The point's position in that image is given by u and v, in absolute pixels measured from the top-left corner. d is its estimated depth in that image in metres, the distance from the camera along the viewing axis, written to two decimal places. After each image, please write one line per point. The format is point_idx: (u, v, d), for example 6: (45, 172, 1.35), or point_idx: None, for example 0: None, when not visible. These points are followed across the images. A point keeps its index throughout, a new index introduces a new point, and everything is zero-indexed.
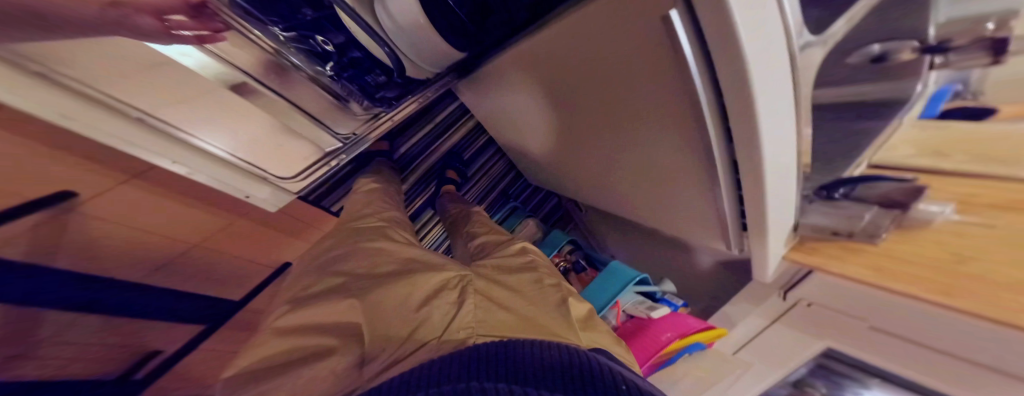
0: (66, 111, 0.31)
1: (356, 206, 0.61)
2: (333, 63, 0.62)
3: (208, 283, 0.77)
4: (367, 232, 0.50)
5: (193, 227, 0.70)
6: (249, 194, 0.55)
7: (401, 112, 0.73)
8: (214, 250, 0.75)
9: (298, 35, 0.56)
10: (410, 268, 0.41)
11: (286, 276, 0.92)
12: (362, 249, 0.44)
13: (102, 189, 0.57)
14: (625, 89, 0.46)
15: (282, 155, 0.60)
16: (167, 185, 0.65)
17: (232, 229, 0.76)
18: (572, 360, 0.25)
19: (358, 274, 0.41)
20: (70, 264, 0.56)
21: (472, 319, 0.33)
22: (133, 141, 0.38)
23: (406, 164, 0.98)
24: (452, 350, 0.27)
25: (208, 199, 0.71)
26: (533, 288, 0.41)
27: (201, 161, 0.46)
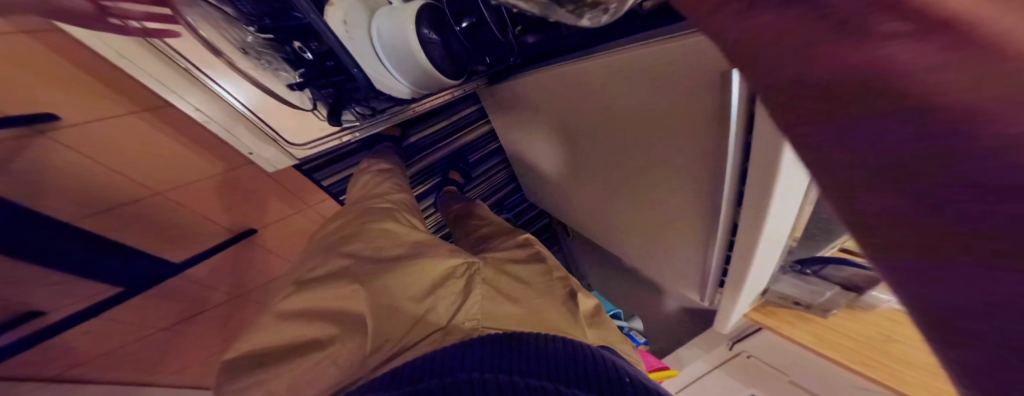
0: (122, 51, 0.39)
1: (359, 185, 0.58)
2: (305, 71, 0.49)
3: (161, 243, 0.66)
4: (372, 211, 0.46)
5: (165, 175, 0.62)
6: (254, 151, 0.55)
7: (427, 102, 0.70)
8: (178, 206, 0.66)
9: (275, 39, 0.45)
10: (415, 251, 0.37)
11: (248, 248, 0.83)
12: (369, 230, 0.41)
13: (99, 116, 0.51)
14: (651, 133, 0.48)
15: (299, 122, 0.57)
16: (171, 125, 0.59)
17: (207, 185, 0.68)
18: (579, 357, 0.24)
19: (362, 253, 0.38)
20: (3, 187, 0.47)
21: (478, 310, 0.31)
22: (167, 83, 0.43)
23: (412, 154, 0.96)
24: (459, 344, 0.25)
25: (202, 148, 0.64)
26: (541, 280, 0.36)
27: (221, 113, 0.49)
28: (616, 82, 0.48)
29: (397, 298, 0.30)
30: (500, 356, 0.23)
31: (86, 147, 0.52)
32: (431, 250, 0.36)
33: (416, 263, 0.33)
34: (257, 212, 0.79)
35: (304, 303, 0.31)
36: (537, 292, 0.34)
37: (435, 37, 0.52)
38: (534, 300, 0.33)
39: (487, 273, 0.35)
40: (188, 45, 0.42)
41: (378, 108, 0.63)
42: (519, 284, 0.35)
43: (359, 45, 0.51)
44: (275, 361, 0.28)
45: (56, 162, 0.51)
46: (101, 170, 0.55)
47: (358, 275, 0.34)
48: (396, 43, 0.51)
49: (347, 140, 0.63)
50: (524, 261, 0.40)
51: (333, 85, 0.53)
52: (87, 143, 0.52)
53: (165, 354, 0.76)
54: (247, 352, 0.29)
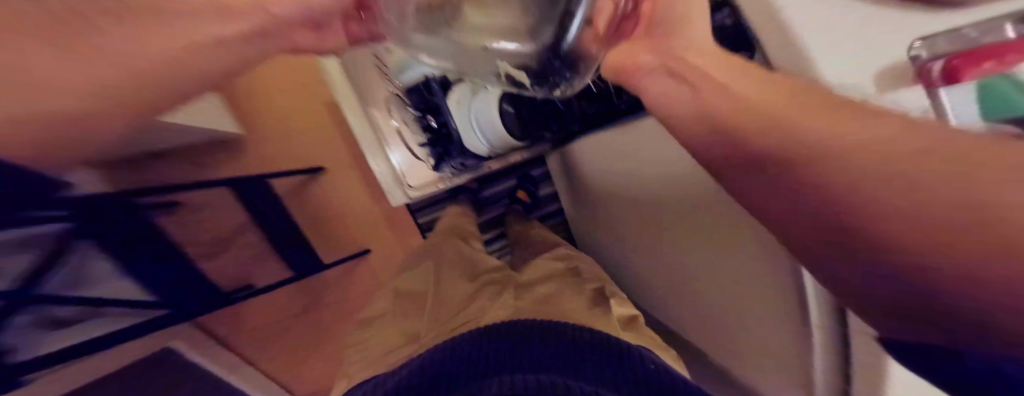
0: (349, 105, 0.74)
1: (447, 218, 0.77)
2: (430, 134, 0.77)
3: (325, 247, 1.05)
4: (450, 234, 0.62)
5: (345, 203, 1.03)
6: (390, 193, 0.81)
7: (503, 161, 0.87)
8: (341, 224, 1.04)
9: (421, 115, 0.75)
10: (467, 262, 0.50)
11: (359, 267, 1.08)
12: (441, 248, 0.56)
13: (339, 167, 0.99)
14: (675, 193, 0.49)
15: (418, 170, 0.79)
16: (362, 174, 1.01)
17: (359, 213, 1.04)
18: (616, 357, 0.25)
19: (440, 258, 0.53)
20: (292, 200, 1.01)
21: (506, 307, 0.37)
22: (358, 126, 0.76)
23: (482, 205, 1.08)
24: (483, 339, 0.30)
25: (370, 189, 1.02)
26: (567, 290, 0.40)
27: (379, 159, 0.78)
28: (632, 148, 0.57)
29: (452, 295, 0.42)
30: (523, 339, 0.28)
31: (329, 184, 1.01)
32: (477, 267, 0.48)
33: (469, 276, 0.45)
34: (369, 235, 1.05)
35: (404, 291, 0.49)
36: (567, 296, 0.38)
37: (509, 108, 0.64)
38: (557, 304, 0.36)
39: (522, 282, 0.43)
40: (379, 114, 0.75)
41: (468, 164, 0.82)
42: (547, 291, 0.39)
43: (463, 118, 0.72)
44: (380, 325, 0.45)
45: (317, 191, 1.01)
46: (326, 197, 1.02)
47: (433, 275, 0.48)
48: (486, 118, 0.67)
49: (443, 186, 0.82)
50: (563, 276, 0.44)
51: (441, 144, 0.78)
52: (331, 181, 1.01)
53: (291, 332, 1.09)
54: (374, 314, 0.49)
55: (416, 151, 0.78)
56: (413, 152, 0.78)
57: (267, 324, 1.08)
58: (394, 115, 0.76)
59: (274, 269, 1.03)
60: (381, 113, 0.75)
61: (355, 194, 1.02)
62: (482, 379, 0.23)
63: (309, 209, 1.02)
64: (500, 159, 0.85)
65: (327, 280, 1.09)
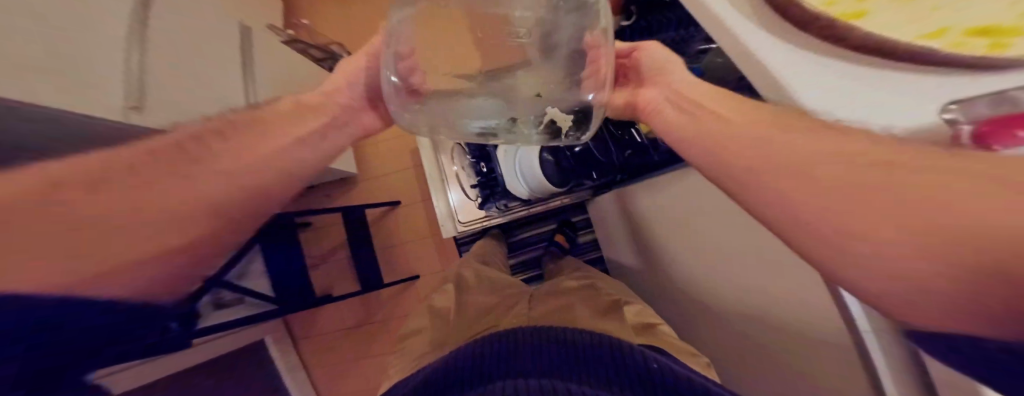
0: (426, 156, 1.00)
1: (480, 247, 0.85)
2: (481, 177, 0.88)
3: (388, 268, 1.24)
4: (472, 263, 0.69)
5: (410, 232, 1.25)
6: (444, 225, 0.97)
7: (544, 205, 0.93)
8: (404, 249, 1.24)
9: (475, 161, 0.88)
10: (492, 283, 0.58)
11: (409, 290, 1.23)
12: (468, 272, 0.64)
13: (413, 202, 1.26)
14: (726, 243, 0.45)
15: (467, 208, 0.94)
16: (427, 210, 1.25)
17: (419, 241, 1.25)
18: (621, 362, 0.30)
19: (468, 279, 0.60)
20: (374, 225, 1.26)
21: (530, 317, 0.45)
22: (430, 171, 0.99)
23: (518, 247, 1.08)
24: (495, 344, 0.34)
25: (431, 223, 1.24)
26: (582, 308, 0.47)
27: (439, 197, 0.98)
28: (675, 197, 0.57)
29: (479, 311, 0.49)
30: (530, 345, 0.33)
31: (402, 215, 1.26)
32: (504, 291, 0.56)
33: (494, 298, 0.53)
34: (423, 262, 1.23)
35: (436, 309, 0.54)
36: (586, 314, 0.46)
37: (549, 157, 0.72)
38: (572, 314, 0.44)
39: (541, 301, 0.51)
40: (444, 163, 0.96)
41: (511, 205, 0.90)
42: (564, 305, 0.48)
43: (509, 163, 0.79)
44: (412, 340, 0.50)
45: (392, 220, 1.26)
46: (397, 226, 1.26)
47: (456, 295, 0.55)
48: (528, 163, 0.74)
49: (487, 223, 0.94)
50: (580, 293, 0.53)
51: (489, 186, 0.88)
52: (404, 213, 1.26)
53: (341, 347, 1.22)
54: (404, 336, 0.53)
55: (467, 191, 0.93)
56: (465, 192, 0.93)
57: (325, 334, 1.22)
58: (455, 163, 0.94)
59: (347, 283, 1.23)
60: (445, 162, 0.96)
61: (420, 228, 1.25)
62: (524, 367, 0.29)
63: (383, 234, 1.26)
64: (541, 202, 0.91)
65: (381, 300, 1.24)
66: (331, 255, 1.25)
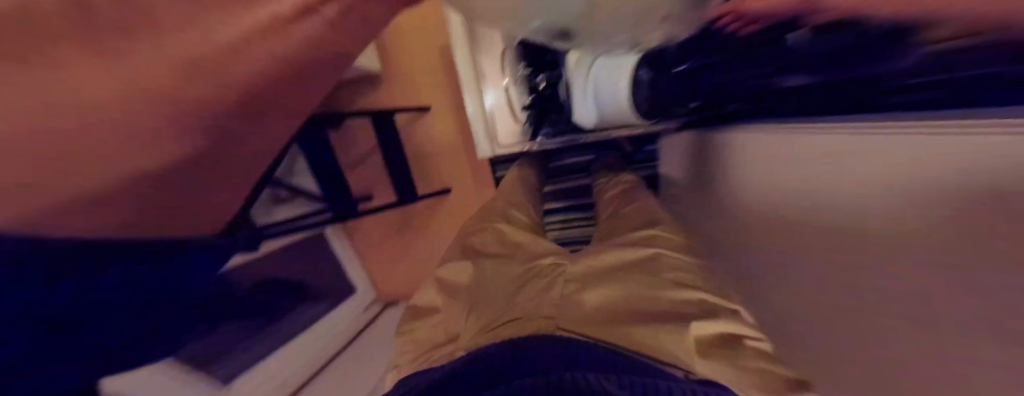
0: (465, 60, 0.91)
1: (508, 189, 0.72)
2: (534, 94, 0.84)
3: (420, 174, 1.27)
4: (490, 220, 0.57)
5: (443, 142, 1.22)
6: (480, 142, 0.99)
7: (604, 136, 0.81)
8: (436, 159, 1.24)
9: (531, 75, 0.84)
10: (513, 254, 0.47)
11: (441, 198, 1.29)
12: (485, 228, 0.55)
13: (444, 111, 1.19)
14: (891, 176, 0.27)
15: (509, 129, 0.94)
16: (460, 121, 1.19)
17: (452, 153, 1.22)
18: (643, 366, 0.25)
19: (491, 245, 0.51)
20: (406, 133, 1.23)
21: (552, 309, 0.34)
22: (467, 80, 0.92)
23: (557, 174, 1.01)
24: (486, 355, 0.28)
25: (463, 136, 1.20)
26: (632, 306, 0.34)
27: (477, 113, 0.95)
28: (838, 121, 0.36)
29: (493, 293, 0.40)
30: (518, 346, 0.28)
31: (433, 124, 1.21)
32: (519, 259, 0.45)
33: (512, 266, 0.44)
34: (455, 175, 1.24)
35: (448, 285, 0.48)
36: (637, 304, 0.34)
37: (645, 76, 0.55)
38: (612, 332, 0.32)
39: (570, 275, 0.39)
40: (489, 74, 0.90)
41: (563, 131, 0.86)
42: (612, 292, 0.36)
43: (575, 84, 0.70)
44: (432, 315, 0.45)
45: (424, 128, 1.22)
46: (427, 134, 1.22)
47: (474, 272, 0.46)
48: (607, 87, 0.62)
49: (525, 148, 0.94)
50: (627, 269, 0.40)
51: (544, 104, 0.84)
52: (436, 123, 1.21)
53: (387, 242, 1.41)
54: (422, 307, 0.48)
55: (515, 112, 0.92)
56: (513, 110, 0.92)
57: (374, 226, 1.41)
58: (506, 77, 0.90)
59: (384, 188, 1.28)
60: (493, 74, 0.90)
61: (450, 139, 1.21)
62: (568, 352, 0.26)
63: (415, 142, 1.24)
64: (606, 131, 0.80)
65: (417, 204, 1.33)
66: (365, 158, 1.27)
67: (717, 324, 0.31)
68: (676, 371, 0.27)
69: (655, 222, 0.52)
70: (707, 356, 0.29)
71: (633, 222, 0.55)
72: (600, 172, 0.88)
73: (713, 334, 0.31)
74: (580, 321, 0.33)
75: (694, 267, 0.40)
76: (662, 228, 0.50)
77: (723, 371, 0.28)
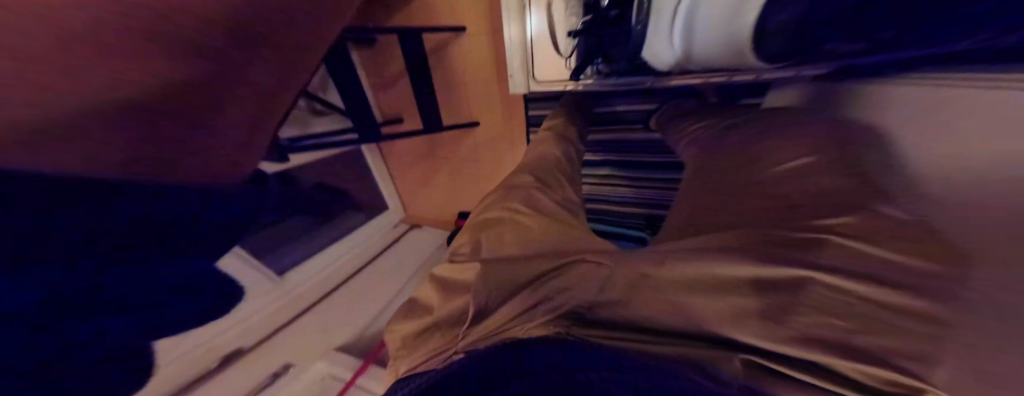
0: None
1: (543, 148, 0.55)
2: (592, 15, 0.66)
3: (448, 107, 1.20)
4: (514, 192, 0.40)
5: (475, 71, 1.09)
6: (514, 75, 0.89)
7: (679, 80, 0.66)
8: (465, 91, 1.14)
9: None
10: (544, 239, 0.33)
11: (468, 134, 1.23)
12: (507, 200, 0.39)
13: (477, 33, 1.03)
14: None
15: (550, 63, 0.83)
16: (494, 46, 1.02)
17: (483, 86, 1.10)
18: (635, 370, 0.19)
19: (513, 223, 0.34)
20: (436, 58, 1.12)
21: (586, 284, 0.26)
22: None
23: (602, 119, 0.88)
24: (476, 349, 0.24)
25: (497, 64, 1.05)
26: (745, 302, 0.20)
27: (517, 38, 0.84)
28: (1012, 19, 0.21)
29: (503, 287, 0.28)
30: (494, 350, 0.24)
31: (464, 49, 1.07)
32: (532, 235, 0.33)
33: (531, 256, 0.30)
34: (485, 110, 1.15)
35: (441, 282, 0.32)
36: (748, 299, 0.20)
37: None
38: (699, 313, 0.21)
39: (618, 273, 0.25)
40: None
41: (618, 70, 0.73)
42: (708, 285, 0.22)
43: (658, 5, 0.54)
44: (428, 316, 0.30)
45: (454, 53, 1.09)
46: (457, 61, 1.10)
47: (483, 273, 0.29)
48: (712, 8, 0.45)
49: (568, 88, 0.83)
50: (708, 253, 0.23)
51: (602, 34, 0.65)
52: (467, 47, 1.06)
53: (418, 170, 1.48)
54: (418, 297, 0.34)
55: (562, 40, 0.79)
56: (559, 40, 0.79)
57: (406, 156, 1.46)
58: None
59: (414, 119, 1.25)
60: None
61: (484, 66, 1.07)
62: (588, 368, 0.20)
63: (445, 70, 1.13)
64: (678, 75, 0.65)
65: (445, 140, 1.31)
66: (400, 85, 1.24)
67: (815, 353, 0.16)
68: (694, 378, 0.17)
69: (783, 169, 0.30)
70: (769, 384, 0.17)
71: (735, 176, 0.34)
72: (684, 119, 0.62)
73: (781, 352, 0.17)
74: (601, 327, 0.23)
75: (858, 229, 0.18)
76: (798, 165, 0.29)
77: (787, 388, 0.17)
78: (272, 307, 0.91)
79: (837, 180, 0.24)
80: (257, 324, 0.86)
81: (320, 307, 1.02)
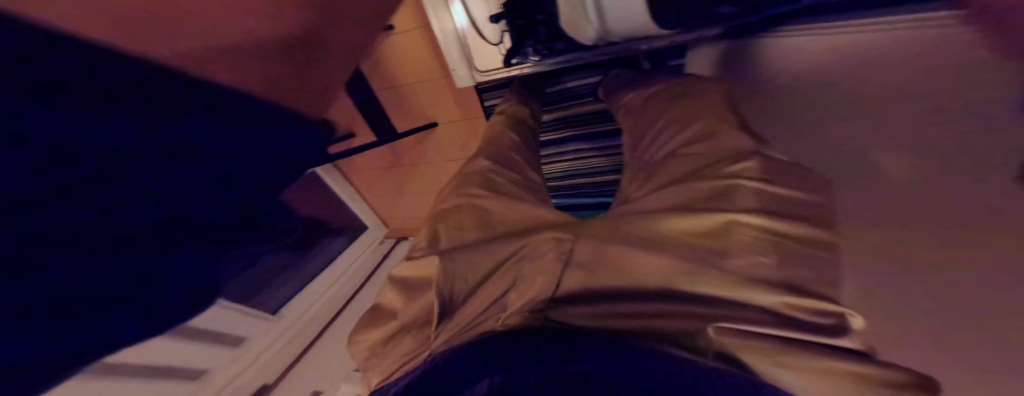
0: None
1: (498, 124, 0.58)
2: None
3: (398, 110, 1.13)
4: (469, 178, 0.39)
5: (414, 66, 1.03)
6: (455, 69, 0.87)
7: (608, 51, 0.71)
8: (412, 90, 1.08)
9: None
10: (510, 218, 0.32)
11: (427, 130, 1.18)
12: (468, 181, 0.39)
13: (406, 25, 0.96)
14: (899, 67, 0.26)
15: (485, 51, 0.83)
16: (429, 37, 0.97)
17: (431, 82, 1.05)
18: (619, 350, 0.19)
19: (473, 209, 0.34)
20: (370, 60, 1.05)
21: (549, 270, 0.26)
22: None
23: (562, 98, 0.83)
24: (454, 345, 0.24)
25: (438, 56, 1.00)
26: (694, 247, 0.21)
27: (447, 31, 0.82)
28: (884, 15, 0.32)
29: (472, 271, 0.28)
30: (471, 344, 0.23)
31: (399, 44, 1.01)
32: (497, 217, 0.33)
33: (493, 241, 0.30)
34: (438, 105, 1.10)
35: (407, 279, 0.31)
36: (696, 251, 0.21)
37: None
38: (666, 270, 0.21)
39: (578, 247, 0.26)
40: None
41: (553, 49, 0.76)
42: (655, 240, 0.23)
43: None
44: (395, 320, 0.29)
45: (387, 50, 1.02)
46: (393, 59, 1.04)
47: (442, 262, 0.27)
48: None
49: (512, 74, 0.83)
50: (656, 213, 0.25)
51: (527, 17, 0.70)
52: (401, 42, 1.00)
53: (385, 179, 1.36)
54: (381, 303, 0.32)
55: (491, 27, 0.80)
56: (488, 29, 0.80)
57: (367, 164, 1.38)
58: None
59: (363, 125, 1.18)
60: None
61: (422, 62, 1.02)
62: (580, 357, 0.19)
63: (383, 70, 1.06)
64: (601, 49, 0.71)
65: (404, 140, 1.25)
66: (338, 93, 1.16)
67: (753, 296, 0.18)
68: (686, 356, 0.17)
69: (709, 122, 0.33)
70: (751, 344, 0.17)
71: (663, 135, 0.38)
72: (619, 93, 0.63)
73: (730, 298, 0.19)
74: (586, 316, 0.24)
75: (758, 174, 0.24)
76: (721, 120, 0.33)
77: (757, 354, 0.16)
78: (277, 345, 0.80)
79: (741, 139, 0.29)
80: (271, 363, 0.76)
81: (330, 333, 0.87)
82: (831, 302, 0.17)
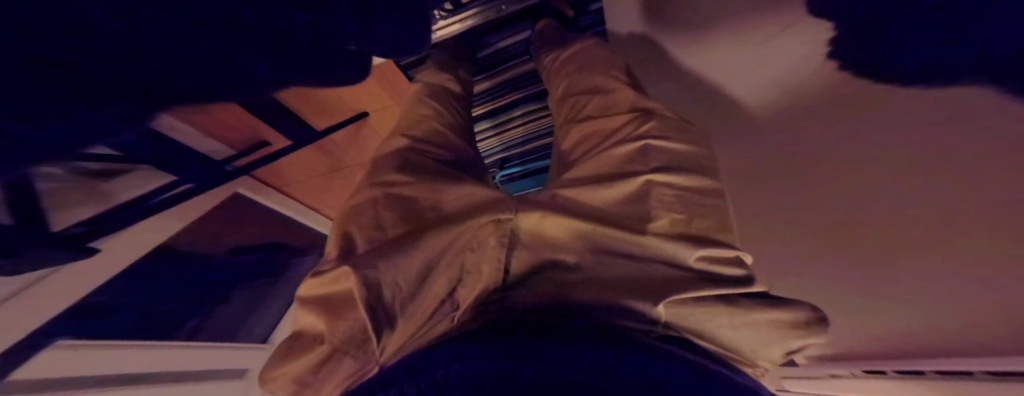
0: None
1: None
2: None
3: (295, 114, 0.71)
4: (386, 164, 0.33)
5: None
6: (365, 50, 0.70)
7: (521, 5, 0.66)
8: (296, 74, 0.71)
9: None
10: (438, 205, 0.29)
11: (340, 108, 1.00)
12: (386, 167, 0.33)
13: None
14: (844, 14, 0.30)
15: None
16: None
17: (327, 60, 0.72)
18: (604, 344, 0.15)
19: (393, 200, 0.29)
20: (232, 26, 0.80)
21: (493, 255, 0.23)
22: None
23: (493, 61, 0.74)
24: (391, 360, 0.20)
25: None
26: (619, 212, 0.22)
27: None
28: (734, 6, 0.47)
29: (403, 273, 0.24)
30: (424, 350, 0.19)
31: None
32: (424, 206, 0.29)
33: (420, 233, 0.26)
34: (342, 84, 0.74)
35: (326, 297, 0.26)
36: (623, 217, 0.21)
37: None
38: (609, 240, 0.21)
39: (520, 228, 0.24)
40: None
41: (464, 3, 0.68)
42: (586, 208, 0.23)
43: None
44: (322, 345, 0.25)
45: None
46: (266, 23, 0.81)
47: (362, 269, 0.23)
48: None
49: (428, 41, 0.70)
50: (584, 182, 0.25)
51: None
52: None
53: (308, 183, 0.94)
54: (302, 329, 0.27)
55: None
56: None
57: None
58: None
59: None
60: None
61: None
62: (560, 352, 0.15)
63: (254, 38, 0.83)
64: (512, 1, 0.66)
65: None
66: None
67: (673, 249, 0.19)
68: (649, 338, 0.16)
69: (622, 84, 0.35)
70: (688, 309, 0.17)
71: (582, 97, 0.37)
72: (542, 52, 0.58)
73: (672, 261, 0.19)
74: (548, 291, 0.20)
75: (662, 130, 0.26)
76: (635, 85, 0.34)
77: (699, 315, 0.17)
78: None
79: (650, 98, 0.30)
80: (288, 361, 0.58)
81: None
82: (732, 247, 0.19)
